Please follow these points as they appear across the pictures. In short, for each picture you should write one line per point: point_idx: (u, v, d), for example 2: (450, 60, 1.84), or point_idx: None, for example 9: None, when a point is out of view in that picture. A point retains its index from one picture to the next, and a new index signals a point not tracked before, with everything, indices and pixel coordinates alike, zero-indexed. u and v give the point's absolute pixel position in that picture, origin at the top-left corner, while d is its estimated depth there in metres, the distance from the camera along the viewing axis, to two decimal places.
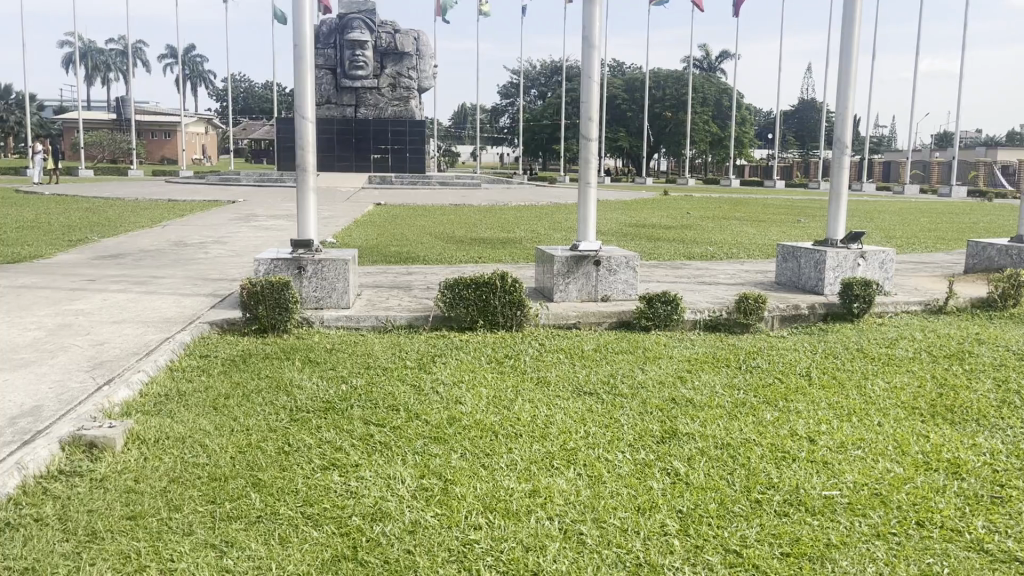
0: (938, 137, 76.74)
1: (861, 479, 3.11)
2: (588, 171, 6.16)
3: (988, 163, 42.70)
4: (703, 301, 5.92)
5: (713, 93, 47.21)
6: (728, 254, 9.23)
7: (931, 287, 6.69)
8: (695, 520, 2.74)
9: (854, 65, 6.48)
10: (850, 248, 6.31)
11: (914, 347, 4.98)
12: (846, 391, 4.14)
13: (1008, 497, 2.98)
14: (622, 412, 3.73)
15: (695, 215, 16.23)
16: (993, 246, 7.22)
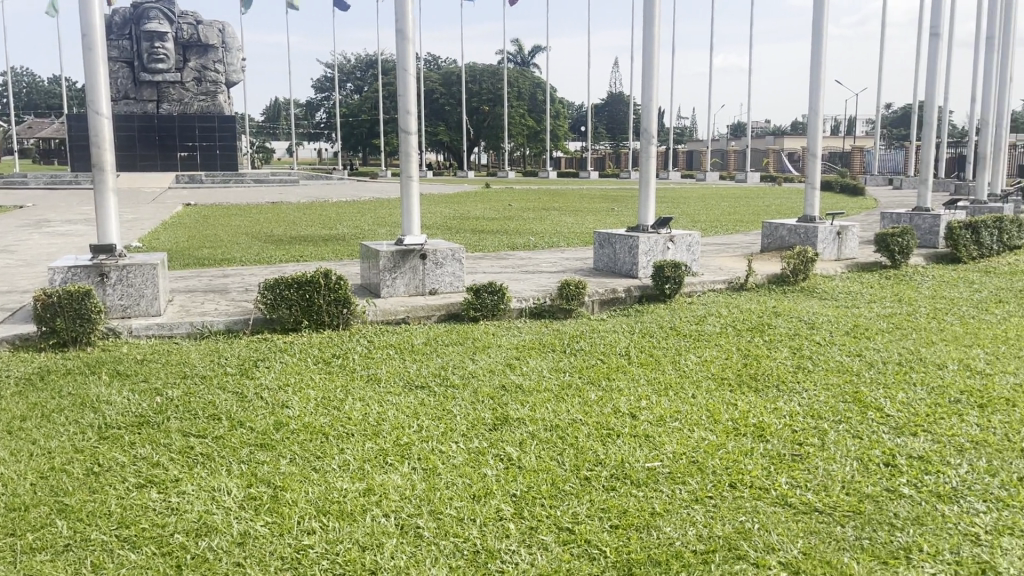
0: (733, 128, 82.84)
1: (679, 448, 3.30)
2: (409, 165, 6.12)
3: (777, 150, 46.41)
4: (527, 289, 6.06)
5: (527, 87, 48.42)
6: (550, 243, 9.47)
7: (733, 267, 7.21)
8: (529, 502, 2.81)
9: (654, 59, 6.82)
10: (660, 233, 6.67)
11: (722, 322, 5.35)
12: (663, 367, 4.39)
13: (807, 454, 3.29)
14: (454, 403, 3.74)
15: (516, 206, 16.60)
16: (784, 227, 7.86)
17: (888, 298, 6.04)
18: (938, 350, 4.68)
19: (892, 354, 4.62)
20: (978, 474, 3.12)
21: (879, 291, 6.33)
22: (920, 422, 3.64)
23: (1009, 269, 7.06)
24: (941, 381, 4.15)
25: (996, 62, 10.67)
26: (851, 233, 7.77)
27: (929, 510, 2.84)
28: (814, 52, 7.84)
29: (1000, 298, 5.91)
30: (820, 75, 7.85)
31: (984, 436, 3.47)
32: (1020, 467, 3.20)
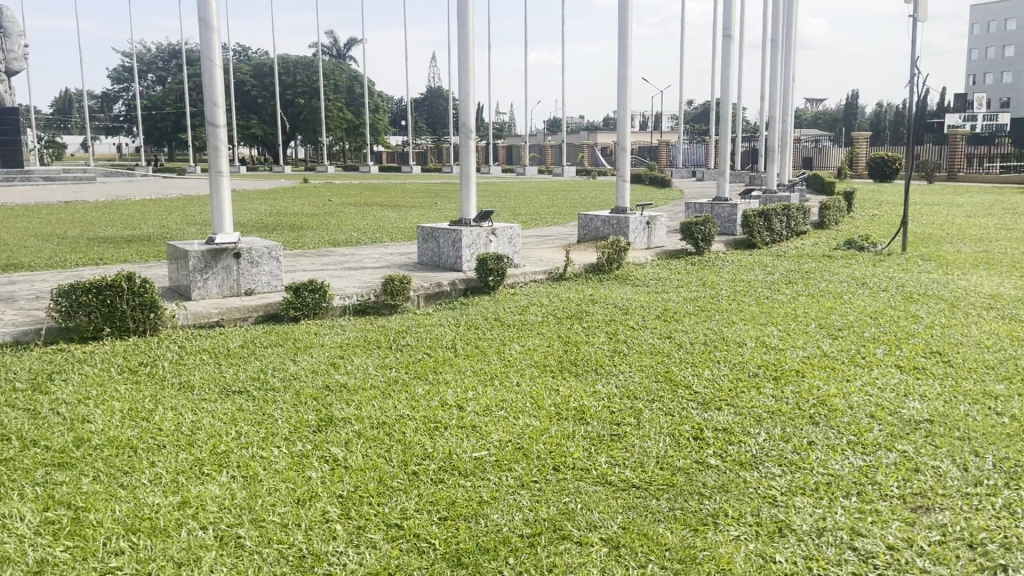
0: (549, 123, 85.45)
1: (505, 436, 3.37)
2: (219, 159, 5.83)
3: (590, 144, 48.19)
4: (349, 286, 5.95)
5: (344, 80, 47.55)
6: (372, 238, 9.35)
7: (552, 258, 7.43)
8: (356, 501, 2.77)
9: (470, 54, 6.88)
10: (482, 226, 6.75)
11: (543, 311, 5.51)
12: (488, 357, 4.46)
13: (624, 434, 3.46)
14: (275, 407, 3.62)
15: (335, 202, 16.27)
16: (598, 218, 8.17)
17: (694, 283, 6.44)
18: (739, 328, 5.06)
19: (698, 335, 4.94)
20: (774, 442, 3.41)
21: (686, 276, 6.74)
22: (724, 396, 3.93)
23: (796, 253, 7.73)
24: (741, 358, 4.50)
25: (781, 62, 11.62)
26: (660, 223, 8.22)
27: (733, 478, 3.07)
28: (621, 51, 8.21)
29: (790, 279, 6.47)
30: (626, 73, 8.24)
31: (779, 405, 3.80)
32: (809, 432, 3.52)
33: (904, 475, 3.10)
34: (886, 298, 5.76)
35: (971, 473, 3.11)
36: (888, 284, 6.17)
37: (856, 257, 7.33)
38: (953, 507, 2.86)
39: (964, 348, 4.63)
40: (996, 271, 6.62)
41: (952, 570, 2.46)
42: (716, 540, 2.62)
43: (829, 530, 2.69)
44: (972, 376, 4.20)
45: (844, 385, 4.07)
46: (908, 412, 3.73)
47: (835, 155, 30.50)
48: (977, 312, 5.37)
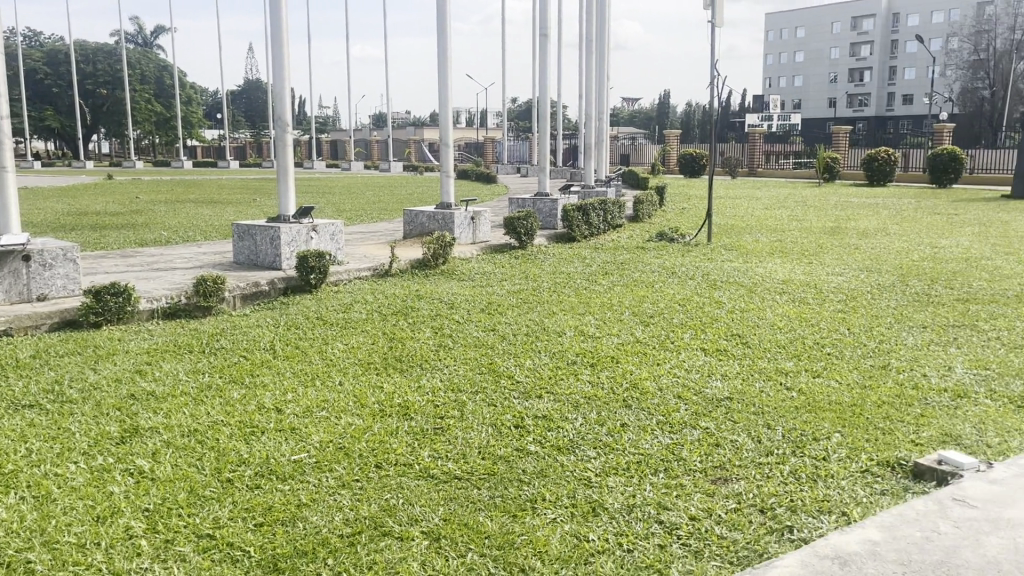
0: (375, 119, 84.43)
1: (326, 437, 3.31)
2: (2, 153, 5.32)
3: (417, 139, 48.06)
4: (158, 288, 5.62)
5: (152, 70, 44.70)
6: (184, 237, 8.85)
7: (377, 254, 7.34)
8: (164, 513, 2.63)
9: (284, 46, 6.67)
10: (302, 223, 6.57)
11: (367, 308, 5.45)
12: (309, 358, 4.35)
13: (448, 426, 3.49)
14: (72, 420, 3.36)
15: (143, 199, 15.27)
16: (423, 213, 8.16)
17: (516, 276, 6.58)
18: (558, 319, 5.24)
19: (520, 326, 5.06)
20: (590, 426, 3.56)
21: (509, 270, 6.87)
22: (545, 384, 4.06)
23: (613, 245, 8.08)
24: (561, 347, 4.65)
25: (595, 62, 12.07)
26: (484, 218, 8.33)
27: (552, 463, 3.18)
28: (440, 48, 8.24)
29: (607, 270, 6.75)
30: (446, 70, 8.28)
31: (595, 391, 3.97)
32: (623, 414, 3.70)
33: (706, 450, 3.33)
34: (693, 286, 6.14)
35: (763, 444, 3.39)
36: (695, 273, 6.58)
37: (667, 248, 7.76)
38: (748, 476, 3.10)
39: (760, 330, 5.03)
40: (788, 258, 7.22)
41: (745, 534, 2.68)
42: (534, 524, 2.70)
43: (637, 506, 2.84)
44: (766, 355, 4.57)
45: (654, 369, 4.31)
46: (711, 391, 4.01)
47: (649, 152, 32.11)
48: (772, 297, 5.84)
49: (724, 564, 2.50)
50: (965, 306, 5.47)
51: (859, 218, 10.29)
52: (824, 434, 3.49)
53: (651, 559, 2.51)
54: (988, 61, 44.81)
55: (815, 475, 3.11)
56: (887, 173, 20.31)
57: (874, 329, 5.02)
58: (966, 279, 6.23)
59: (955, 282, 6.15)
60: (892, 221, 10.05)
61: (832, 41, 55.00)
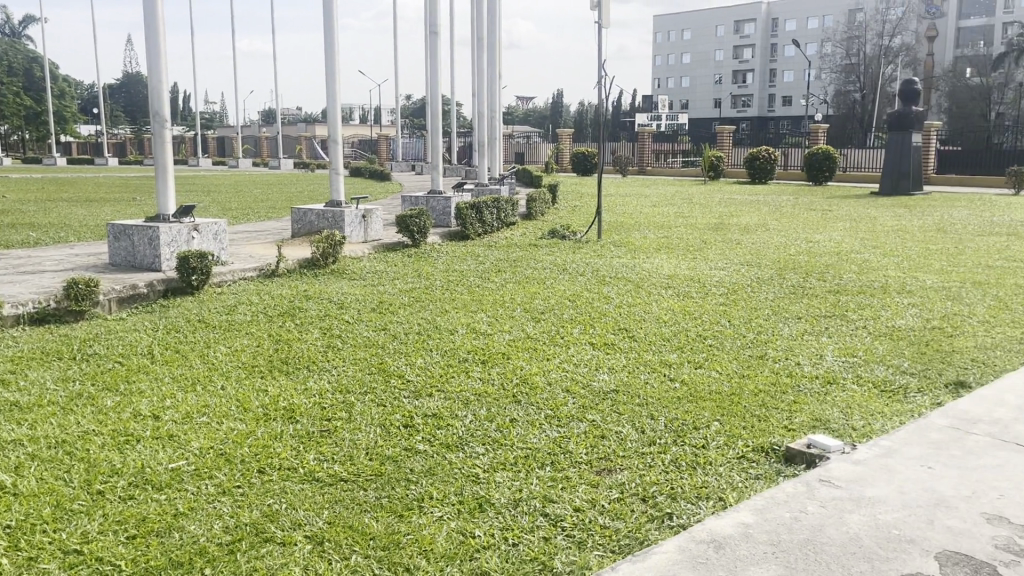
0: (265, 115, 82.19)
1: (206, 443, 3.21)
2: None
3: (309, 135, 47.05)
4: (25, 292, 5.31)
5: (20, 62, 42.12)
6: (54, 238, 8.38)
7: (263, 254, 7.15)
8: (26, 531, 2.50)
9: (161, 39, 6.41)
10: (183, 223, 6.33)
11: (252, 310, 5.30)
12: (190, 362, 4.20)
13: (335, 429, 3.44)
14: None
15: (10, 198, 14.37)
16: (312, 212, 7.99)
17: (408, 275, 6.53)
18: (450, 316, 5.24)
19: (412, 325, 5.03)
20: (479, 422, 3.58)
21: (401, 269, 6.82)
22: (435, 382, 4.05)
23: (507, 243, 8.13)
24: (452, 344, 4.65)
25: (486, 61, 12.12)
26: (375, 216, 8.24)
27: (439, 461, 3.18)
28: (328, 43, 8.10)
29: (499, 267, 6.79)
30: (334, 66, 8.14)
31: (485, 388, 3.99)
32: (511, 410, 3.74)
33: (591, 442, 3.40)
34: (583, 282, 6.25)
35: (646, 434, 3.49)
36: (586, 269, 6.70)
37: (558, 245, 7.87)
38: (631, 466, 3.18)
39: (646, 324, 5.17)
40: (674, 254, 7.45)
41: (627, 522, 2.75)
42: (420, 523, 2.70)
43: (523, 500, 2.88)
44: (651, 348, 4.70)
45: (544, 364, 4.37)
46: (598, 384, 4.10)
47: (543, 150, 32.48)
48: (658, 292, 6.01)
49: (606, 553, 2.56)
50: (836, 297, 5.77)
51: (741, 215, 10.71)
52: (703, 423, 3.62)
53: (535, 552, 2.55)
54: (858, 66, 48.44)
55: (694, 462, 3.22)
56: (768, 171, 21.22)
57: (753, 321, 5.24)
58: (837, 272, 6.58)
59: (827, 275, 6.49)
60: (770, 218, 10.51)
61: (717, 43, 57.06)
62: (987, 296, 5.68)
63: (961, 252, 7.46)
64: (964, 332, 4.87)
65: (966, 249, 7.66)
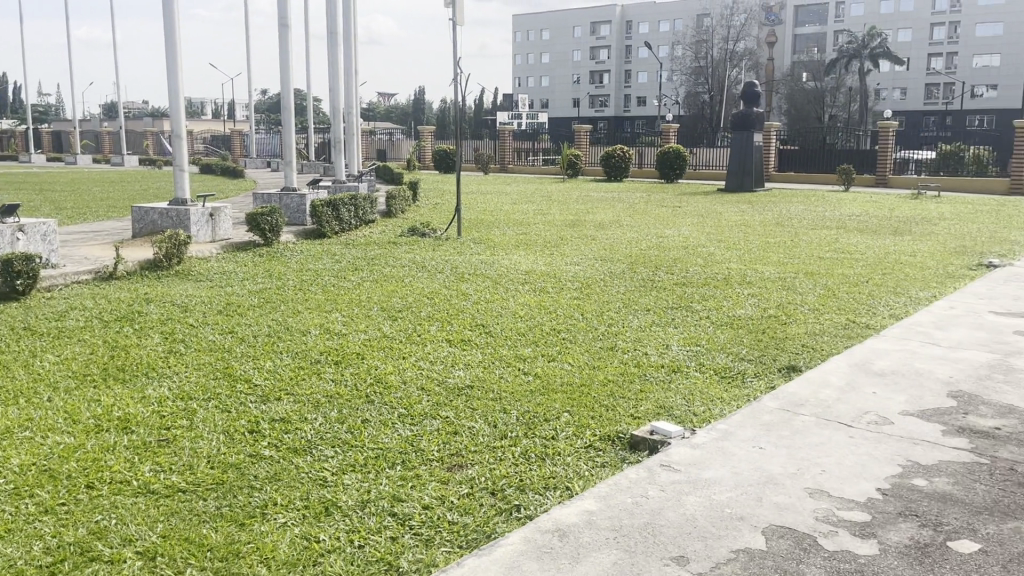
0: (107, 109, 77.35)
1: (28, 459, 2.99)
2: None
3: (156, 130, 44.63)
4: None
5: None
6: None
7: (100, 256, 6.73)
8: None
9: None
10: (5, 223, 5.87)
11: (85, 315, 4.98)
12: (12, 373, 3.90)
13: (173, 437, 3.28)
14: None
15: None
16: (154, 210, 7.59)
17: (259, 275, 6.32)
18: (303, 317, 5.10)
19: (261, 327, 4.86)
20: (329, 424, 3.50)
21: (252, 268, 6.59)
22: (284, 385, 3.94)
23: (364, 241, 8.01)
24: (305, 346, 4.54)
25: (340, 55, 11.89)
26: (224, 215, 7.92)
27: (285, 466, 3.09)
28: (167, 34, 7.71)
29: (356, 266, 6.68)
30: (175, 58, 7.77)
31: (337, 389, 3.91)
32: (364, 410, 3.68)
33: (444, 438, 3.40)
34: (440, 279, 6.25)
35: (498, 428, 3.52)
36: (443, 266, 6.70)
37: (417, 243, 7.83)
38: (481, 460, 3.20)
39: (502, 319, 5.23)
40: (532, 250, 7.57)
41: (475, 517, 2.76)
42: (262, 530, 2.61)
43: (371, 501, 2.84)
44: (506, 343, 4.76)
45: (399, 363, 4.33)
46: (453, 380, 4.10)
47: (405, 147, 32.22)
48: (514, 287, 6.09)
49: (453, 549, 2.57)
50: (681, 290, 6.03)
51: (596, 212, 11.01)
52: (554, 414, 3.69)
53: (381, 553, 2.52)
54: (707, 68, 51.00)
55: (543, 453, 3.28)
56: (623, 169, 21.93)
57: (604, 314, 5.40)
58: (683, 265, 6.88)
59: (674, 268, 6.76)
60: (624, 214, 10.85)
61: (575, 44, 58.44)
62: (815, 285, 6.09)
63: (796, 245, 7.97)
64: (796, 319, 5.20)
65: (799, 242, 8.18)
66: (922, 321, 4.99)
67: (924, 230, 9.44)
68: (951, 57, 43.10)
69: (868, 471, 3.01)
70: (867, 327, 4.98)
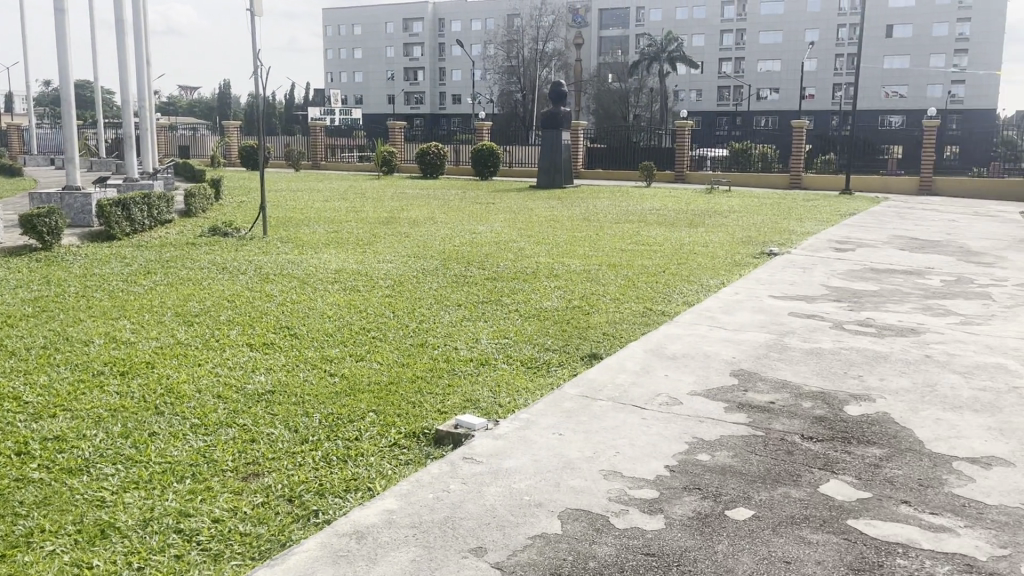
0: None
1: None
2: None
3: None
4: None
5: None
6: None
7: None
8: None
9: None
10: None
11: None
12: None
13: None
14: None
15: None
16: None
17: (35, 282, 5.77)
18: (85, 326, 4.71)
19: (35, 339, 4.44)
20: (112, 440, 3.25)
21: (27, 275, 6.00)
22: (60, 401, 3.61)
23: (160, 242, 7.53)
24: (86, 358, 4.18)
25: (127, 44, 11.11)
26: None
27: (58, 489, 2.83)
28: None
29: (148, 269, 6.25)
30: None
31: (122, 402, 3.64)
32: (152, 423, 3.44)
33: (239, 448, 3.23)
34: (243, 280, 5.97)
35: (299, 433, 3.41)
36: (246, 267, 6.42)
37: (218, 243, 7.45)
38: (279, 468, 3.07)
39: (309, 320, 5.07)
40: (342, 249, 7.40)
41: (269, 526, 2.64)
42: (26, 561, 2.37)
43: (154, 519, 2.65)
44: (312, 345, 4.61)
45: (194, 371, 4.09)
46: (253, 386, 3.92)
47: (209, 144, 30.58)
48: (322, 287, 5.92)
49: (243, 562, 2.44)
50: (492, 284, 6.11)
51: (410, 209, 10.95)
52: (358, 415, 3.61)
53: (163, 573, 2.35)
54: (518, 67, 52.23)
55: (345, 456, 3.20)
56: (437, 166, 22.00)
57: (415, 311, 5.37)
58: (493, 260, 6.97)
59: (485, 263, 6.84)
60: (437, 211, 10.87)
61: (388, 40, 58.00)
62: (617, 276, 6.36)
63: (600, 238, 8.31)
64: (599, 309, 5.41)
65: (603, 236, 8.52)
66: (710, 306, 5.35)
67: (713, 221, 10.14)
68: (739, 61, 46.64)
69: (658, 450, 3.17)
70: (662, 314, 5.27)
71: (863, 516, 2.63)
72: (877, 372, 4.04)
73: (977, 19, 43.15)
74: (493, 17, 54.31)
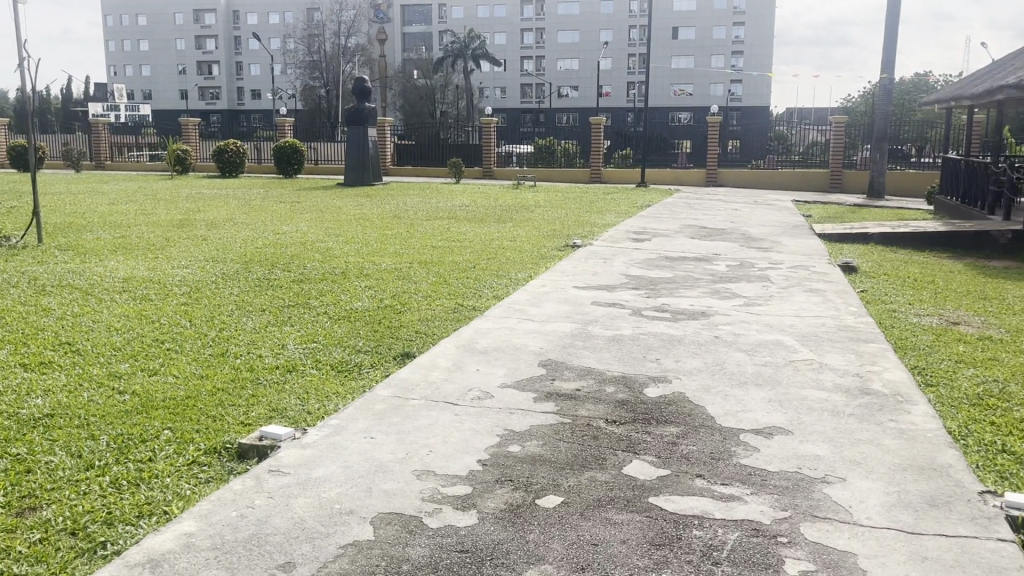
0: None
1: None
2: None
3: None
4: None
5: None
6: None
7: None
8: None
9: None
10: None
11: None
12: None
13: None
14: None
15: None
16: None
17: None
18: None
19: None
20: None
21: None
22: None
23: None
24: None
25: None
26: None
27: None
28: None
29: None
30: None
31: None
32: None
33: (10, 481, 2.91)
34: (14, 295, 5.39)
35: (83, 458, 3.12)
36: (18, 279, 5.81)
37: None
38: (59, 499, 2.80)
39: (93, 334, 4.66)
40: (132, 255, 6.87)
41: (48, 565, 2.39)
42: None
43: None
44: (97, 361, 4.24)
45: None
46: (27, 411, 3.54)
47: None
48: (109, 297, 5.47)
49: None
50: (298, 287, 5.90)
51: (209, 210, 10.38)
52: (151, 434, 3.36)
53: None
54: (320, 62, 50.96)
55: (137, 479, 2.96)
56: (237, 164, 21.03)
57: (215, 319, 5.08)
58: (299, 262, 6.74)
59: (290, 265, 6.59)
60: (238, 211, 10.42)
61: (178, 32, 54.76)
62: (428, 274, 6.35)
63: (410, 236, 8.27)
64: (410, 307, 5.37)
65: (413, 233, 8.49)
66: (518, 299, 5.46)
67: (519, 216, 10.41)
68: (540, 59, 48.14)
69: (471, 445, 3.18)
70: (473, 309, 5.31)
71: (662, 493, 2.78)
72: (672, 355, 4.29)
73: (750, 24, 47.12)
74: (291, 10, 52.71)
